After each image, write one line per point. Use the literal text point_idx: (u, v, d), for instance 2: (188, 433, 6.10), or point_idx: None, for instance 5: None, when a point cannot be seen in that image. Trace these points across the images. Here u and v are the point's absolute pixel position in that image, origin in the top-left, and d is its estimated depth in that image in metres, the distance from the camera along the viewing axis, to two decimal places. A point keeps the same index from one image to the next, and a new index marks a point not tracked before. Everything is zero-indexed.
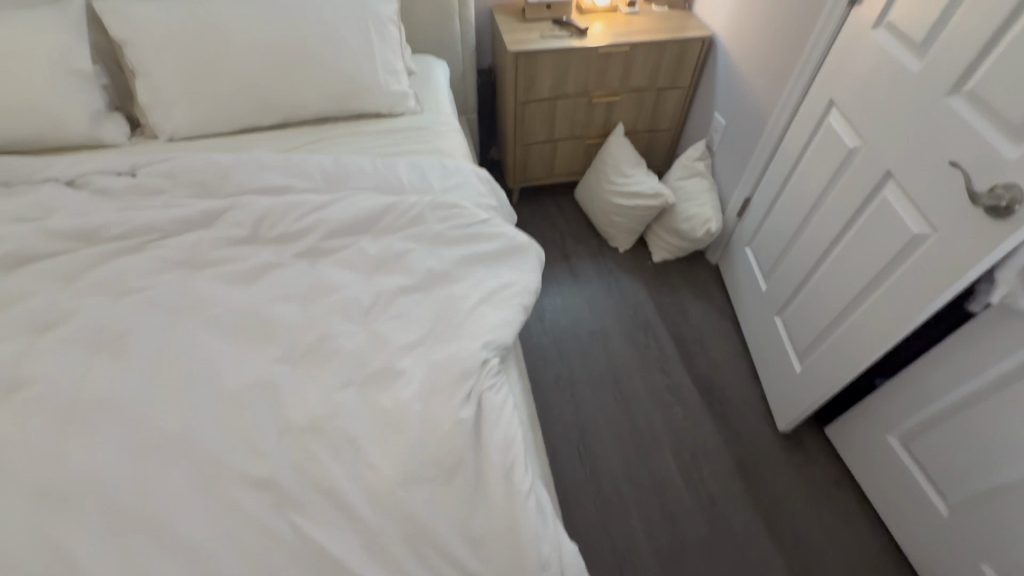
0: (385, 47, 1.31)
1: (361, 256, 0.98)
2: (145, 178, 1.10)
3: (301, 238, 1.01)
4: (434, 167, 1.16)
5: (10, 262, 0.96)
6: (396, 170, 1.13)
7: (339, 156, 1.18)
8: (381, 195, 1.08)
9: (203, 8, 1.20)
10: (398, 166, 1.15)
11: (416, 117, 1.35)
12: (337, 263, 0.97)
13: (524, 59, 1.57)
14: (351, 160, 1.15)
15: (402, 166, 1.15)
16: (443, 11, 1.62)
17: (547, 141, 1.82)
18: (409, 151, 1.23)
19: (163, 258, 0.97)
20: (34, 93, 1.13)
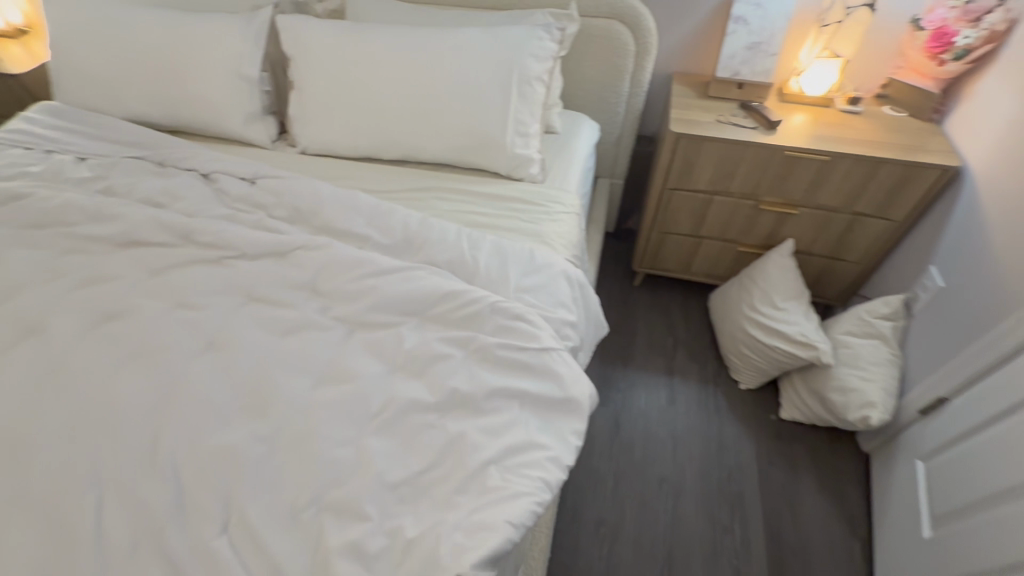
0: (525, 105, 1.18)
1: (395, 343, 0.87)
2: (258, 189, 1.14)
3: (353, 299, 0.94)
4: (520, 258, 1.00)
5: (126, 242, 1.06)
6: (478, 250, 1.00)
7: (431, 216, 1.09)
8: (448, 277, 0.95)
9: (364, 37, 1.20)
10: (482, 246, 1.02)
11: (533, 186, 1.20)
12: (370, 341, 0.88)
13: (688, 144, 1.31)
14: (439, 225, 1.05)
15: (486, 247, 1.01)
16: (614, 69, 1.45)
17: (691, 236, 1.53)
18: (504, 227, 1.09)
19: (230, 279, 0.98)
20: (208, 92, 1.25)
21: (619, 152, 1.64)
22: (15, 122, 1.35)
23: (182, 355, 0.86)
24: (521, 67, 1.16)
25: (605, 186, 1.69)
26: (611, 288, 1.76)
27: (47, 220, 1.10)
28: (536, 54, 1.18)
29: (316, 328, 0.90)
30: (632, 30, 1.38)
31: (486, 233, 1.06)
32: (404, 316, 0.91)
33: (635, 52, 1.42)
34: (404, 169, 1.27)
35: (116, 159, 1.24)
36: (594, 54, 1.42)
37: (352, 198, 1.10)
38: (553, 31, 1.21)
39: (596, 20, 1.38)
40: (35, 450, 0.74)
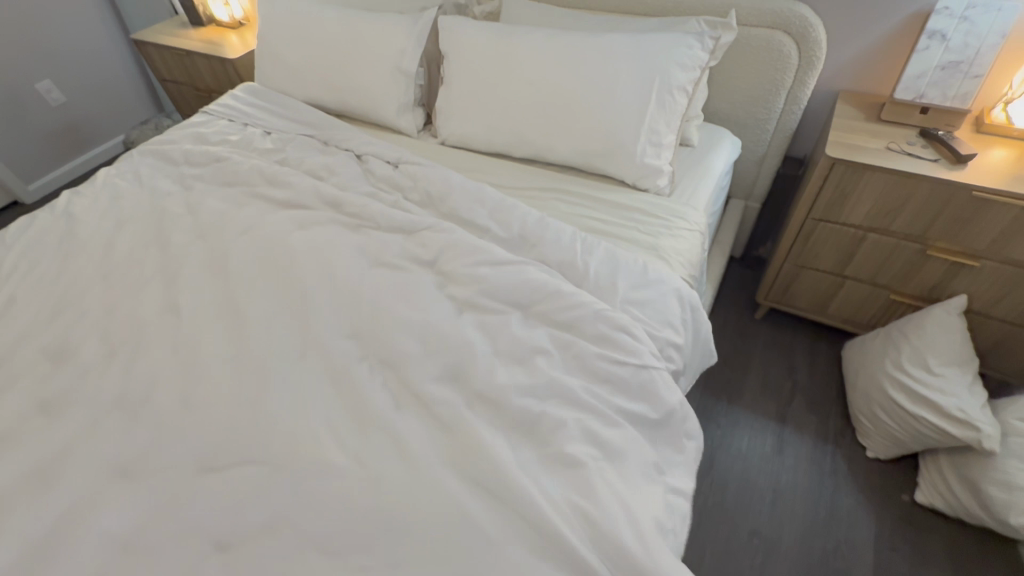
0: (663, 114, 1.14)
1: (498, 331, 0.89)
2: (399, 173, 1.25)
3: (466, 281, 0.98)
4: (632, 270, 0.97)
5: (289, 206, 1.23)
6: (590, 254, 1.00)
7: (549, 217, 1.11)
8: (556, 279, 0.96)
9: (513, 40, 1.26)
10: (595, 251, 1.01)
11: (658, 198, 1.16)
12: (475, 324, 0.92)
13: (846, 172, 1.17)
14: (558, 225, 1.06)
15: (600, 254, 1.00)
16: (769, 83, 1.34)
17: (833, 274, 1.36)
18: (620, 236, 1.07)
19: (364, 248, 1.09)
20: (373, 83, 1.40)
21: (760, 172, 1.52)
22: (225, 99, 1.64)
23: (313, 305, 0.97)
24: (665, 75, 1.12)
25: (739, 207, 1.59)
26: (727, 317, 1.64)
27: (235, 181, 1.32)
28: (683, 63, 1.13)
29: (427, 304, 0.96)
30: (798, 42, 1.26)
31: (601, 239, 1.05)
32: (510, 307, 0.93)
33: (797, 67, 1.29)
34: (532, 167, 1.30)
35: (293, 135, 1.45)
36: (748, 64, 1.32)
37: (481, 189, 1.16)
38: (705, 39, 1.15)
39: (756, 29, 1.28)
40: (201, 366, 0.90)
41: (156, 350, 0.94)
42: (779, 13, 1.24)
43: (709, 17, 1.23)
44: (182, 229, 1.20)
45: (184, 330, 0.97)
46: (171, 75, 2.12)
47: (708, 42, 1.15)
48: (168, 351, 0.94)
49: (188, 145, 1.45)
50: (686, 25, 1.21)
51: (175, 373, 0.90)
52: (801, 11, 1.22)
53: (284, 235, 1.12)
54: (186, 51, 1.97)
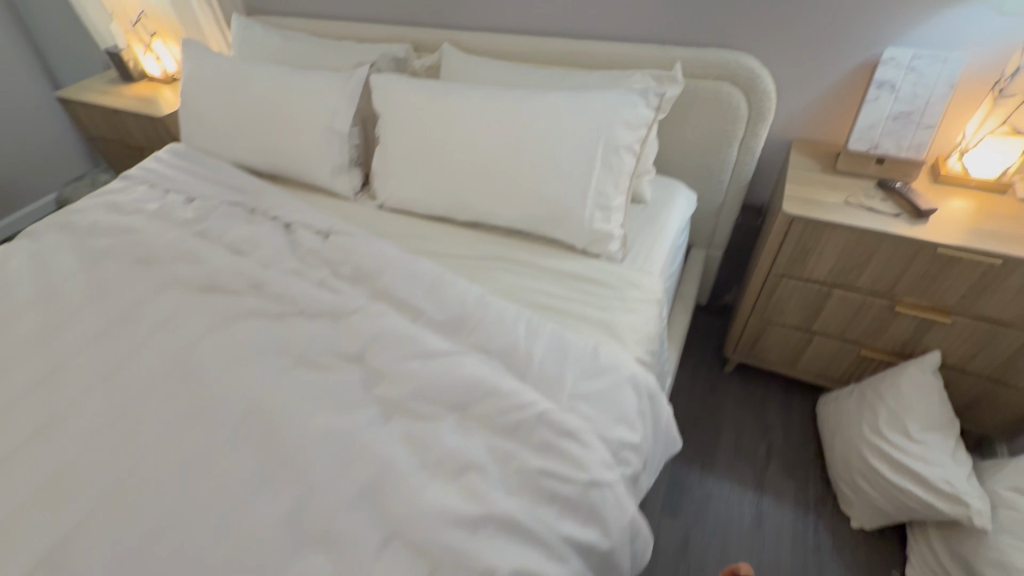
0: (611, 176, 1.06)
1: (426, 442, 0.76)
2: (328, 245, 1.14)
3: (394, 379, 0.86)
4: (581, 356, 0.87)
5: (202, 287, 1.09)
6: (537, 339, 0.89)
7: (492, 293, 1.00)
8: (497, 371, 0.85)
9: (450, 99, 1.17)
10: (542, 332, 0.90)
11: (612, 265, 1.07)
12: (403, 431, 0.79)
13: (806, 229, 1.10)
14: (500, 303, 0.96)
15: (545, 337, 0.90)
16: (721, 134, 1.28)
17: (802, 329, 1.29)
18: (570, 313, 0.97)
19: (284, 337, 0.96)
20: (303, 145, 1.30)
21: (720, 222, 1.46)
22: (148, 162, 1.52)
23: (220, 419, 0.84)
24: (609, 135, 1.05)
25: (702, 256, 1.52)
26: (696, 372, 1.55)
27: (148, 258, 1.18)
28: (628, 121, 1.06)
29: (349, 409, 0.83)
30: (746, 92, 1.22)
31: (548, 318, 0.95)
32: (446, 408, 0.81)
33: (748, 117, 1.25)
34: (476, 231, 1.20)
35: (216, 202, 1.32)
36: (699, 116, 1.28)
37: (417, 264, 1.05)
38: (649, 95, 1.09)
39: (703, 81, 1.23)
40: (79, 505, 0.76)
41: (27, 485, 0.79)
42: (724, 65, 1.20)
43: (654, 70, 1.19)
44: (79, 320, 1.06)
45: (63, 455, 0.82)
46: (100, 132, 1.99)
47: (653, 98, 1.09)
48: (40, 485, 0.79)
49: (99, 218, 1.31)
50: (631, 81, 1.17)
51: (41, 516, 0.75)
52: (747, 62, 1.19)
53: (194, 328, 0.99)
54: (113, 109, 1.84)
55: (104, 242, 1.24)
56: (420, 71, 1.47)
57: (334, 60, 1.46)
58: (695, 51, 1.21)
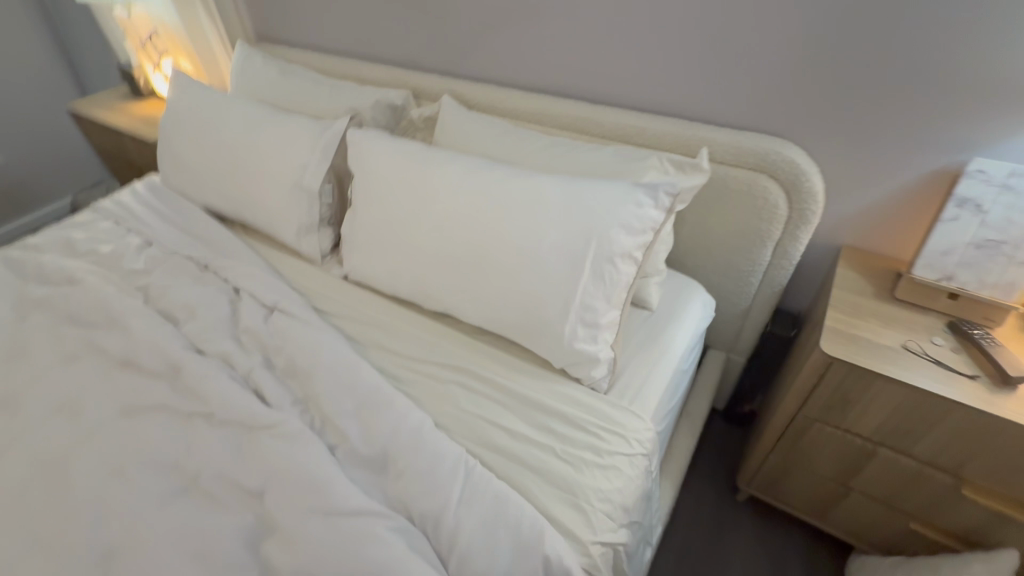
0: (600, 290, 0.85)
1: None
2: (269, 327, 0.98)
3: (288, 538, 0.68)
4: (523, 543, 0.68)
5: (121, 363, 0.95)
6: (476, 505, 0.70)
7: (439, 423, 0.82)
8: (415, 554, 0.66)
9: (426, 167, 1.00)
10: (484, 499, 0.71)
11: (595, 399, 0.86)
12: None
13: (848, 376, 0.87)
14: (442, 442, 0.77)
15: (488, 504, 0.70)
16: (753, 233, 1.07)
17: (834, 483, 1.04)
18: (531, 464, 0.77)
19: (187, 451, 0.81)
20: (272, 199, 1.17)
21: (745, 327, 1.23)
22: (123, 194, 1.41)
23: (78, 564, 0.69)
24: (602, 241, 0.83)
25: (720, 360, 1.29)
26: (700, 496, 1.30)
27: (78, 316, 1.05)
28: (629, 225, 0.84)
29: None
30: (788, 191, 1.00)
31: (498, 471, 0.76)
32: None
33: (788, 218, 1.03)
34: (446, 323, 1.03)
35: (173, 253, 1.19)
36: (727, 209, 1.06)
37: (358, 368, 0.87)
38: (659, 193, 0.86)
39: (736, 171, 1.02)
40: None
41: None
42: (764, 157, 0.99)
43: (675, 156, 0.98)
44: None
45: None
46: (103, 147, 1.93)
47: (664, 198, 0.86)
48: None
49: (48, 257, 1.20)
50: (646, 170, 0.98)
51: None
52: (792, 156, 0.97)
53: (91, 423, 0.84)
54: (113, 128, 1.78)
55: (42, 290, 1.12)
56: (417, 122, 1.32)
57: (324, 103, 1.33)
58: (729, 135, 1.00)
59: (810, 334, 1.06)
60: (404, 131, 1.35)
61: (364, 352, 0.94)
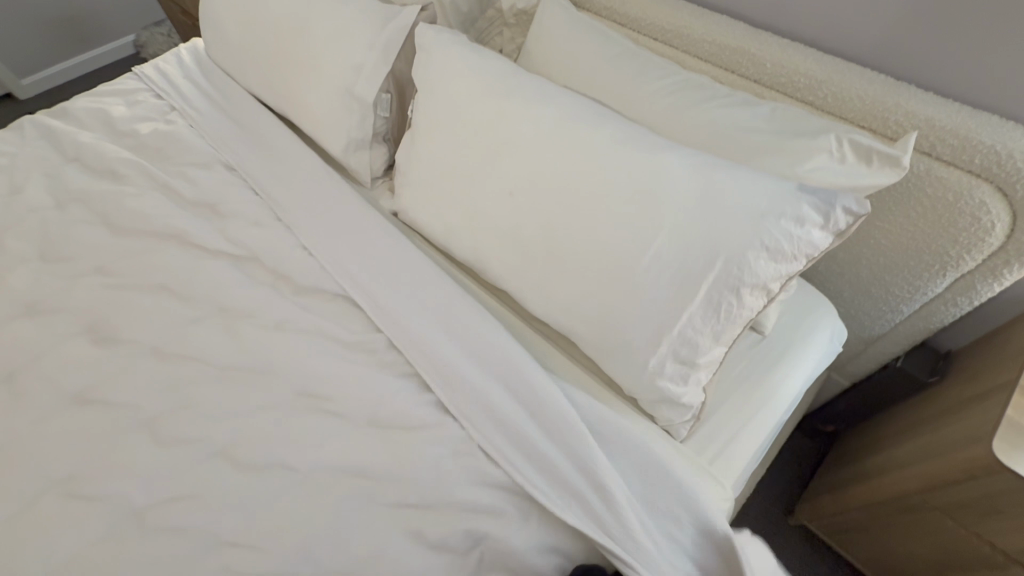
0: (709, 322, 0.63)
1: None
2: (308, 280, 0.90)
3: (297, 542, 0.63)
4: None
5: (153, 289, 0.88)
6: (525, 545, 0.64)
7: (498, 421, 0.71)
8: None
9: (507, 98, 0.75)
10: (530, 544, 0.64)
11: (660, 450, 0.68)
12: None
13: (1014, 489, 0.65)
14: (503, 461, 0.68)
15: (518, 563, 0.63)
16: (932, 255, 0.78)
17: (923, 564, 0.86)
18: (569, 520, 0.63)
19: (211, 411, 0.74)
20: (320, 100, 0.97)
21: (866, 353, 0.99)
22: (166, 62, 1.24)
23: (77, 519, 0.65)
24: (731, 264, 0.60)
25: (818, 380, 1.06)
26: (748, 511, 1.17)
27: (115, 220, 0.96)
28: (775, 248, 0.60)
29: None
30: (1016, 215, 0.68)
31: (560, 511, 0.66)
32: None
33: (997, 250, 0.72)
34: (502, 301, 0.86)
35: (217, 159, 1.08)
36: (907, 217, 0.77)
37: (427, 345, 0.78)
38: (833, 210, 0.60)
39: (945, 170, 0.71)
40: None
41: None
42: (1000, 159, 0.66)
43: (864, 136, 0.67)
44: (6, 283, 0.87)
45: None
46: None
47: (838, 215, 0.60)
48: None
49: (88, 135, 1.09)
50: (813, 152, 0.68)
51: None
52: None
53: (116, 354, 0.80)
54: None
55: (78, 173, 1.03)
56: (506, 15, 1.02)
57: None
58: (952, 116, 0.68)
59: (961, 396, 0.81)
60: (489, 23, 1.05)
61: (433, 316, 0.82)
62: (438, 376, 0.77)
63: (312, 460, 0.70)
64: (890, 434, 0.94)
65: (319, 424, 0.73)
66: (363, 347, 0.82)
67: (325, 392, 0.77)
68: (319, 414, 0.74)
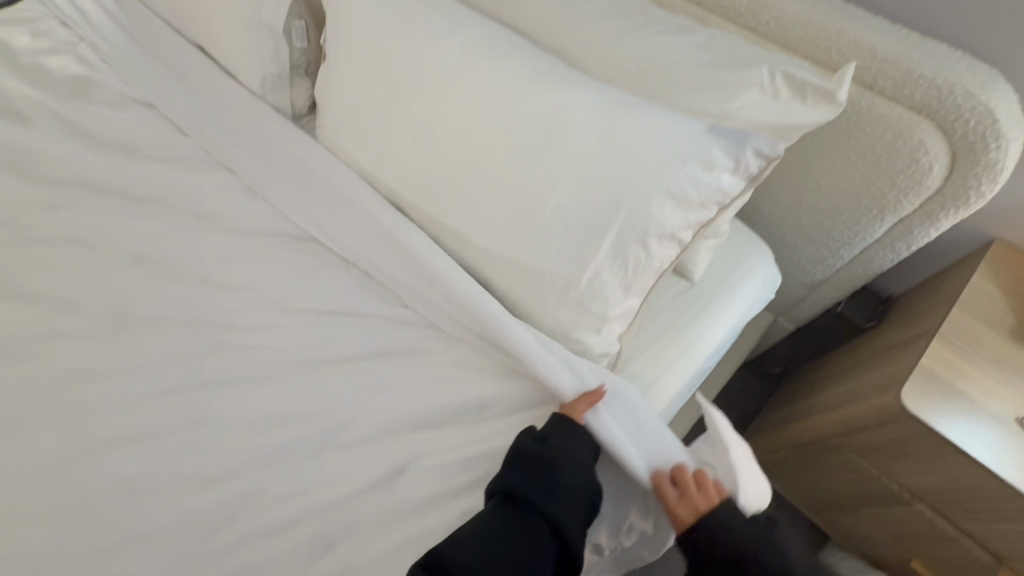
0: (617, 274, 0.61)
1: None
2: (234, 224, 0.86)
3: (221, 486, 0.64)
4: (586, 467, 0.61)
5: (59, 234, 0.81)
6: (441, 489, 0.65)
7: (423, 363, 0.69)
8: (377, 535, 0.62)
9: (415, 28, 0.69)
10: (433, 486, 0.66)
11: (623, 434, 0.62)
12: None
13: (918, 434, 0.65)
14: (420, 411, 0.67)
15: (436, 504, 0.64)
16: (870, 200, 0.74)
17: (843, 497, 0.91)
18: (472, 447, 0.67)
19: (127, 365, 0.71)
20: (235, 29, 0.90)
21: (807, 298, 0.97)
22: None
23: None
24: (635, 214, 0.57)
25: (761, 322, 1.07)
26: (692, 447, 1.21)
27: (17, 160, 0.88)
28: (681, 196, 0.57)
29: (159, 536, 0.60)
30: (956, 156, 0.64)
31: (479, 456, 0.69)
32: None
33: (935, 193, 0.69)
34: None
35: (131, 95, 0.99)
36: (847, 158, 0.72)
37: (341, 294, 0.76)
38: (744, 153, 0.56)
39: (885, 106, 0.65)
40: None
41: None
42: (942, 94, 0.61)
43: (799, 68, 0.61)
44: None
45: None
46: None
47: None
48: None
49: None
50: (744, 85, 0.61)
51: None
52: (989, 103, 0.59)
53: (18, 304, 0.74)
54: None
55: None
56: None
57: None
58: (891, 45, 0.63)
59: (890, 339, 0.81)
60: None
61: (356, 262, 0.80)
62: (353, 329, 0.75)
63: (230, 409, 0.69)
64: (824, 376, 0.96)
65: (239, 375, 0.72)
66: (283, 298, 0.79)
67: (245, 342, 0.75)
68: (241, 365, 0.72)
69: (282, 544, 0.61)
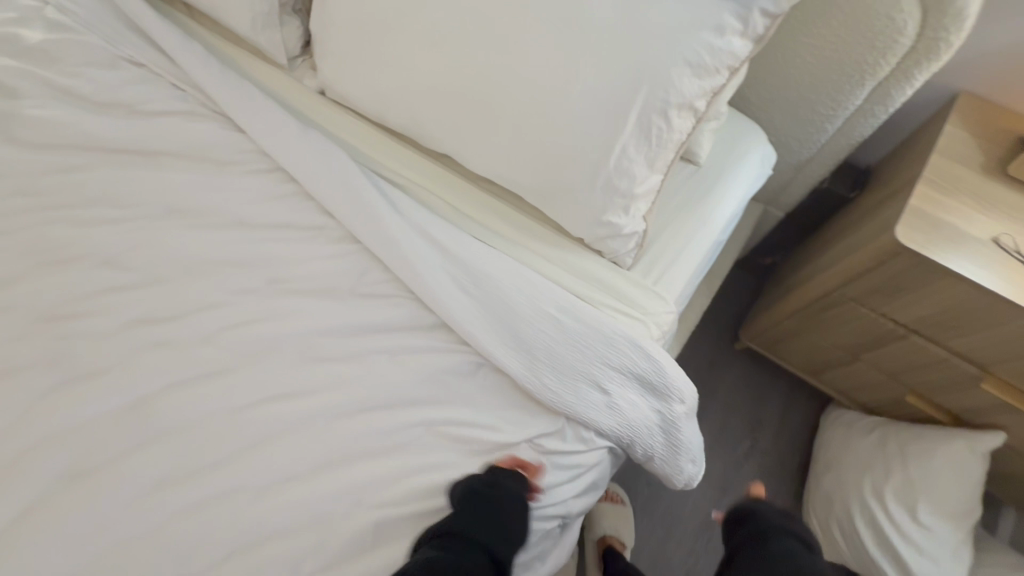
0: (643, 150, 0.66)
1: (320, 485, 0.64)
2: (254, 168, 0.87)
3: (307, 396, 0.69)
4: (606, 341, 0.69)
5: (83, 196, 0.81)
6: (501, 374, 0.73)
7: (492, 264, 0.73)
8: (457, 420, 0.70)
9: None
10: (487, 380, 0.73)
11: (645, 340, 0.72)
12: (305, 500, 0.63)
13: (912, 265, 0.74)
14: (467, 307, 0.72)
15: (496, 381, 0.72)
16: (852, 66, 0.81)
17: (843, 351, 1.02)
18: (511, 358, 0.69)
19: (189, 308, 0.74)
20: None
21: (795, 180, 1.05)
22: None
23: (83, 425, 0.65)
24: (657, 86, 0.62)
25: (754, 213, 1.13)
26: (701, 341, 1.31)
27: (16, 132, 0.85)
28: (698, 63, 0.62)
29: (262, 447, 0.66)
30: (927, 10, 0.71)
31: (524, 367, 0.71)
32: (370, 476, 0.65)
33: (909, 50, 0.76)
34: (444, 165, 0.84)
35: (114, 54, 0.96)
36: (830, 27, 0.78)
37: (371, 218, 0.77)
38: (751, 14, 0.61)
39: None
40: None
41: None
42: None
43: None
44: None
45: None
46: None
47: (756, 20, 0.62)
48: None
49: None
50: None
51: None
52: None
53: (63, 266, 0.75)
54: None
55: None
56: None
57: None
58: None
59: (875, 199, 0.90)
60: None
61: (379, 182, 0.82)
62: (386, 248, 0.76)
63: (299, 332, 0.73)
64: (816, 248, 1.05)
65: (297, 301, 0.75)
66: (321, 229, 0.82)
67: (292, 273, 0.78)
68: (297, 294, 0.76)
69: (372, 438, 0.67)
